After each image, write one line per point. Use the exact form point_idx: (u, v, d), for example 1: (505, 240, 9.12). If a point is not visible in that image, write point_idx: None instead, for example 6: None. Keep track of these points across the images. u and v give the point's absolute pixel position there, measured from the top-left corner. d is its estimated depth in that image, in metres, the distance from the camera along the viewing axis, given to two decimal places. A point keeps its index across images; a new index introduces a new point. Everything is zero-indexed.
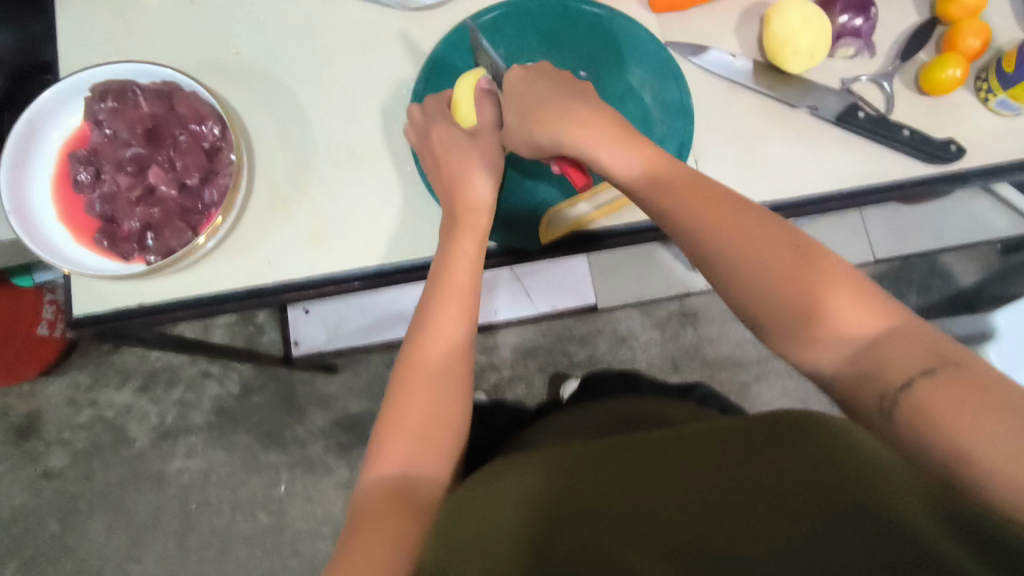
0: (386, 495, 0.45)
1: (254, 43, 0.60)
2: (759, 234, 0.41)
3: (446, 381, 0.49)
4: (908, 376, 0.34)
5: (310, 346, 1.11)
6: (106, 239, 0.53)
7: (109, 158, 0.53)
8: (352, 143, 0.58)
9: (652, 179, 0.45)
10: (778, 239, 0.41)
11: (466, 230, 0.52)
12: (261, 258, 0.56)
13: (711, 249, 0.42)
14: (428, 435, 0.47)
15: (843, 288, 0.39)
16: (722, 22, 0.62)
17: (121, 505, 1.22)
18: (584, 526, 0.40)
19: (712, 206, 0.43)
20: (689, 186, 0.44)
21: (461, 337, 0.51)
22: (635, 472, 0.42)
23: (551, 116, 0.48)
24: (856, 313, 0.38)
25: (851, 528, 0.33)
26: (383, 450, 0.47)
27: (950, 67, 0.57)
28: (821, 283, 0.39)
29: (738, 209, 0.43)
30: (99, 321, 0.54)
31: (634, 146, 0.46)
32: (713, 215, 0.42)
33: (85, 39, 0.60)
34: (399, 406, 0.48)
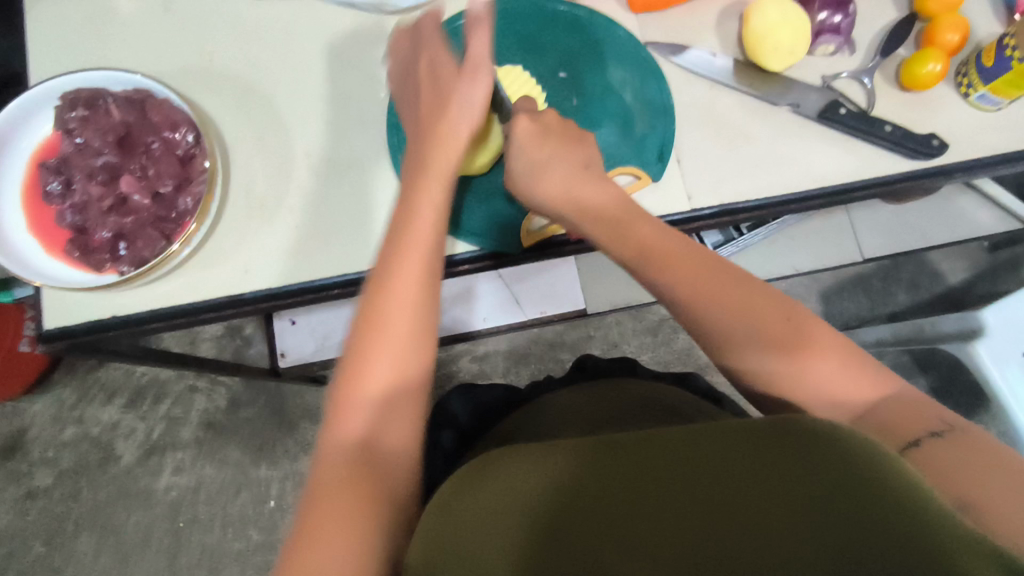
0: (346, 459, 0.43)
1: (231, 48, 0.59)
2: (766, 317, 0.47)
3: (409, 328, 0.46)
4: (915, 436, 0.42)
5: (298, 357, 1.10)
6: (77, 250, 0.51)
7: (79, 168, 0.52)
8: (330, 147, 0.57)
9: (648, 255, 0.50)
10: (774, 318, 0.47)
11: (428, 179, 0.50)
12: (238, 267, 0.55)
13: (702, 315, 0.48)
14: (389, 393, 0.45)
15: (842, 358, 0.45)
16: (701, 21, 0.62)
17: (109, 524, 1.20)
18: (587, 532, 0.39)
19: (711, 283, 0.48)
20: (701, 271, 0.49)
21: (419, 303, 0.47)
22: (646, 460, 0.41)
23: (556, 180, 0.52)
24: (848, 383, 0.45)
25: (848, 543, 0.33)
26: (343, 408, 0.44)
27: (929, 62, 0.58)
28: (825, 357, 0.45)
29: (745, 294, 0.48)
30: (72, 335, 0.53)
31: (633, 224, 0.51)
32: (728, 309, 0.47)
33: (58, 47, 0.59)
34: (351, 380, 0.45)
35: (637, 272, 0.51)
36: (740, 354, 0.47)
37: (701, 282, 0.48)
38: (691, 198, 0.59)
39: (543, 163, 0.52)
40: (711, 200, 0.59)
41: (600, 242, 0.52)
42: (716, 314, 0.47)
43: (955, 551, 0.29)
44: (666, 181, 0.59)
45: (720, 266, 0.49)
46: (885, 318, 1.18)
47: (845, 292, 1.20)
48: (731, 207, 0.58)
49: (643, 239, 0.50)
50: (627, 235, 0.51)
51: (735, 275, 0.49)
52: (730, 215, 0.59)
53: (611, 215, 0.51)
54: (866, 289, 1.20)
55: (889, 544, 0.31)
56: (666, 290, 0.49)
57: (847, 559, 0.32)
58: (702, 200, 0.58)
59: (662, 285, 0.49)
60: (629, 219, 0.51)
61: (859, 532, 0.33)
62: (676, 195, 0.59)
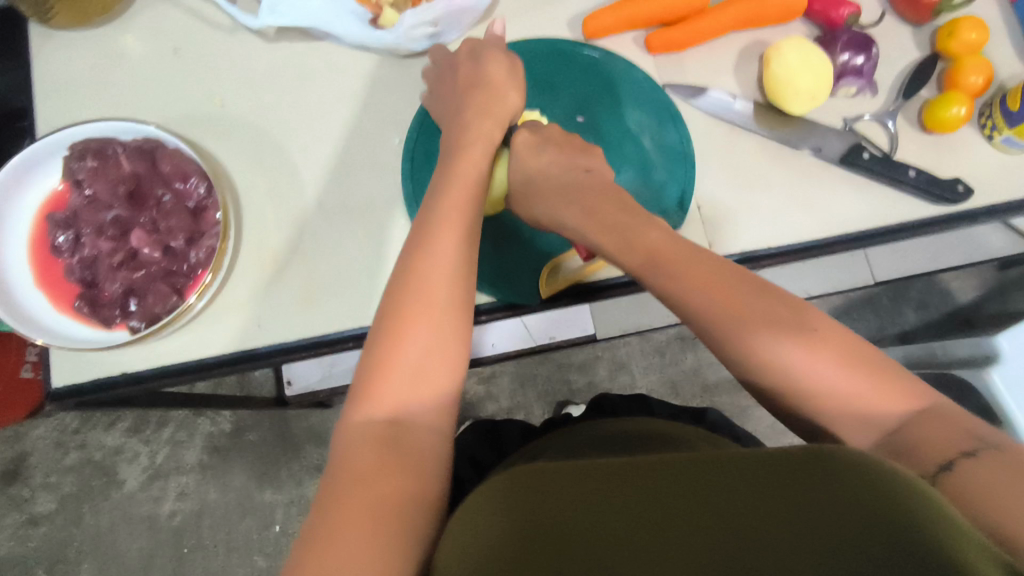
0: (374, 433, 0.41)
1: (241, 92, 0.58)
2: (774, 315, 0.42)
3: (448, 308, 0.44)
4: (947, 458, 0.36)
5: (304, 386, 1.07)
6: (87, 305, 0.50)
7: (89, 223, 0.51)
8: (344, 194, 0.56)
9: (655, 262, 0.46)
10: (785, 319, 0.42)
11: (448, 192, 0.48)
12: (251, 319, 0.54)
13: (702, 317, 0.44)
14: (421, 370, 0.43)
15: (862, 368, 0.40)
16: (719, 63, 0.61)
17: (111, 550, 1.18)
18: (590, 556, 0.35)
19: (717, 284, 0.44)
20: (712, 271, 0.45)
21: (444, 307, 0.44)
22: (653, 479, 0.38)
23: (553, 197, 0.51)
24: (871, 394, 0.40)
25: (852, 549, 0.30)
26: (374, 378, 0.43)
27: (953, 106, 0.57)
28: (841, 364, 0.40)
29: (750, 293, 0.44)
30: (82, 392, 0.52)
31: (639, 230, 0.47)
32: (730, 306, 0.43)
33: (65, 89, 0.58)
34: (365, 398, 0.42)
35: (644, 275, 0.46)
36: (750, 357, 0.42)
37: (708, 288, 0.44)
38: (711, 246, 0.57)
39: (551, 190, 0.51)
40: (733, 248, 0.57)
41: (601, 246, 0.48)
42: (719, 318, 0.43)
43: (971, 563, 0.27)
44: (687, 229, 0.57)
45: (732, 272, 0.45)
46: (895, 338, 1.17)
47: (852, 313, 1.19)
48: (753, 255, 0.57)
49: (650, 246, 0.46)
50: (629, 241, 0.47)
51: (745, 279, 0.44)
52: (753, 262, 0.57)
53: (610, 219, 0.48)
54: (875, 308, 1.19)
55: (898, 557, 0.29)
56: (673, 293, 0.45)
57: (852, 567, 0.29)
58: (723, 247, 0.57)
59: (669, 287, 0.45)
60: (635, 224, 0.47)
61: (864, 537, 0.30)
62: (697, 243, 0.57)
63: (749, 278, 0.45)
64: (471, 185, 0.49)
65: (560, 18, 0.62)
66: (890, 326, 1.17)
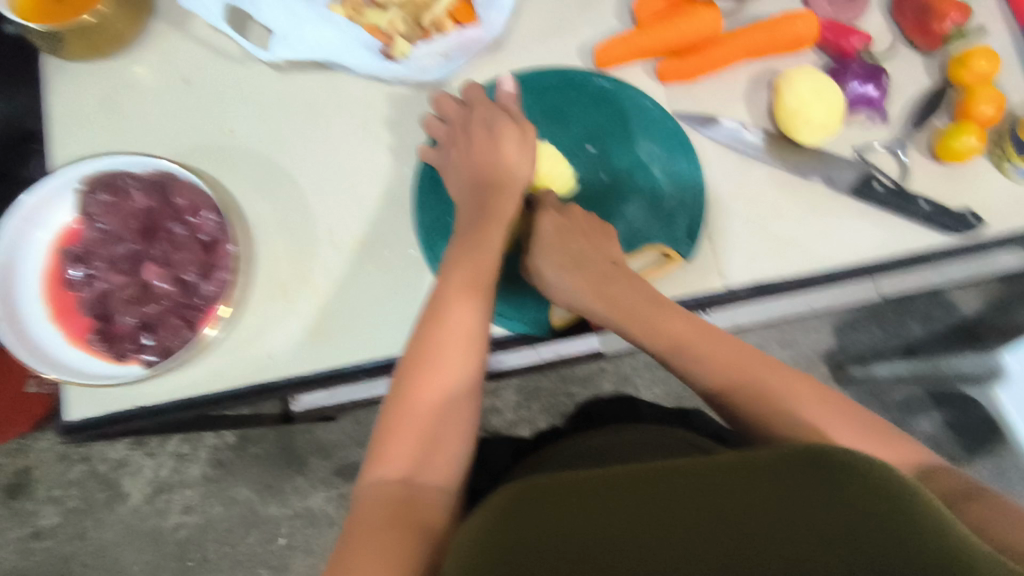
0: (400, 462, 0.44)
1: (253, 122, 0.58)
2: (787, 385, 0.47)
3: (471, 341, 0.48)
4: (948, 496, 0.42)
5: (311, 402, 1.03)
6: (100, 339, 0.50)
7: (103, 256, 0.51)
8: (355, 224, 0.56)
9: (685, 351, 0.49)
10: (800, 392, 0.47)
11: (468, 259, 0.50)
12: (263, 351, 0.54)
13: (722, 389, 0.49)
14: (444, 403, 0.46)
15: (873, 432, 0.46)
16: (728, 92, 0.61)
17: (115, 564, 1.18)
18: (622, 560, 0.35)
19: (732, 359, 0.49)
20: (732, 355, 0.49)
21: (466, 341, 0.48)
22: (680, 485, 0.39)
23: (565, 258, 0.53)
24: (886, 452, 0.45)
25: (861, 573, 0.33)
26: (402, 408, 0.46)
27: (965, 136, 0.57)
28: (855, 431, 0.45)
29: (765, 373, 0.48)
30: (94, 426, 0.52)
31: (666, 319, 0.50)
32: (742, 376, 0.48)
33: (75, 118, 0.58)
34: (383, 454, 0.45)
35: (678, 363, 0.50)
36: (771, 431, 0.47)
37: (727, 366, 0.49)
38: (723, 276, 0.57)
39: (569, 268, 0.53)
40: (744, 277, 0.57)
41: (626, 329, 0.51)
42: (739, 394, 0.48)
43: None
44: (698, 258, 0.57)
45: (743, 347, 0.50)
46: (900, 350, 1.18)
47: (861, 324, 1.19)
48: (764, 284, 0.57)
49: (677, 335, 0.50)
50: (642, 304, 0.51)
51: (758, 356, 0.49)
52: (763, 292, 0.57)
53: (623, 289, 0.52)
54: (881, 322, 1.19)
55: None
56: (707, 376, 0.49)
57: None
58: (735, 277, 0.57)
59: (702, 371, 0.49)
60: (660, 315, 0.50)
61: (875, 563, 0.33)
62: (708, 273, 0.57)
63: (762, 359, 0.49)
64: (487, 257, 0.50)
65: (570, 46, 0.62)
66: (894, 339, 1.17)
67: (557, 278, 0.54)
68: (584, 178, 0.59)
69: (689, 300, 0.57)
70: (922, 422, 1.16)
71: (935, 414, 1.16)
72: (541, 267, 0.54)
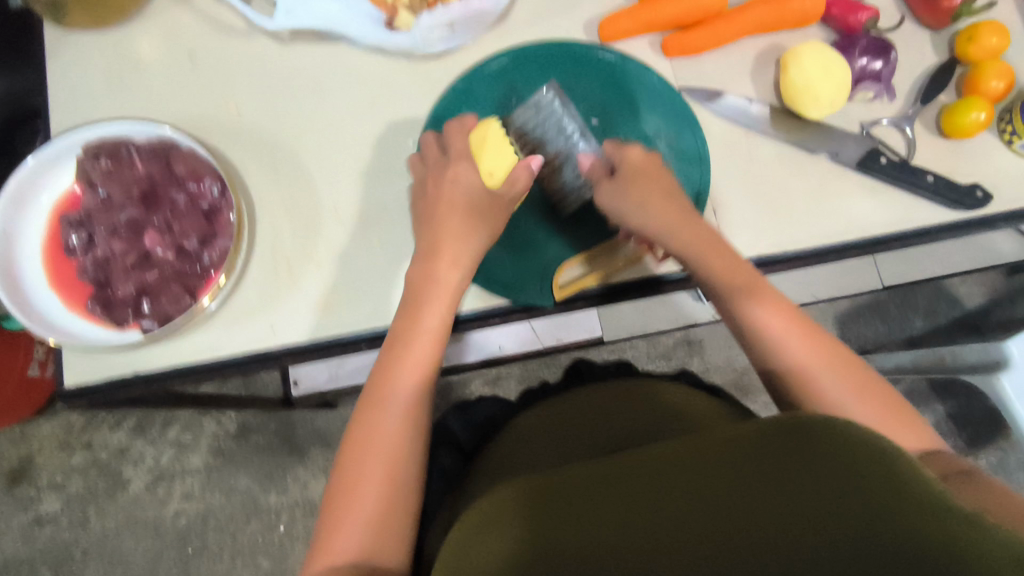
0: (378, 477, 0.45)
1: (254, 95, 0.58)
2: (816, 348, 0.48)
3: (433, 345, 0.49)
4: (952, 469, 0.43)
5: (311, 386, 1.07)
6: (99, 306, 0.50)
7: (102, 222, 0.50)
8: (355, 197, 0.56)
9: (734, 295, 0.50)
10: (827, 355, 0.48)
11: (429, 308, 0.49)
12: (264, 323, 0.53)
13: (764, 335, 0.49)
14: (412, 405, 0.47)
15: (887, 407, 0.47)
16: (735, 68, 0.61)
17: (115, 552, 1.18)
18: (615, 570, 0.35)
19: (775, 313, 0.49)
20: (782, 316, 0.49)
21: (432, 340, 0.49)
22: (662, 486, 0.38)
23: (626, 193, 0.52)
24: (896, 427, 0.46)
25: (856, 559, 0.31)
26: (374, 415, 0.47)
27: (974, 111, 0.56)
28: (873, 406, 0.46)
29: (803, 341, 0.48)
30: (94, 394, 0.51)
31: (721, 263, 0.51)
32: (781, 324, 0.49)
33: (77, 91, 0.58)
34: (357, 471, 0.45)
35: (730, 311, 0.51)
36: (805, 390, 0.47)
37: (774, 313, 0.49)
38: None
39: (641, 203, 0.51)
40: (748, 253, 0.57)
41: (694, 267, 0.51)
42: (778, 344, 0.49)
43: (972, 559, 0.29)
44: None
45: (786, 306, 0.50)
46: (902, 343, 1.17)
47: (863, 317, 1.17)
48: (768, 260, 0.57)
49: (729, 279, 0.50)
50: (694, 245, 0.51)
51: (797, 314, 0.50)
52: (767, 267, 0.57)
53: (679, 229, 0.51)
54: (883, 315, 1.18)
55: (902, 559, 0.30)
56: (761, 330, 0.49)
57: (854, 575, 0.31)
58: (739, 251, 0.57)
59: (756, 325, 0.49)
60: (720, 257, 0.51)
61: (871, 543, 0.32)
62: None
63: (807, 325, 0.49)
64: (457, 275, 0.50)
65: (576, 22, 0.61)
66: (898, 333, 1.16)
67: (630, 213, 0.52)
68: None
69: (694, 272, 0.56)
70: (924, 415, 1.16)
71: (938, 407, 1.15)
72: (609, 197, 0.52)
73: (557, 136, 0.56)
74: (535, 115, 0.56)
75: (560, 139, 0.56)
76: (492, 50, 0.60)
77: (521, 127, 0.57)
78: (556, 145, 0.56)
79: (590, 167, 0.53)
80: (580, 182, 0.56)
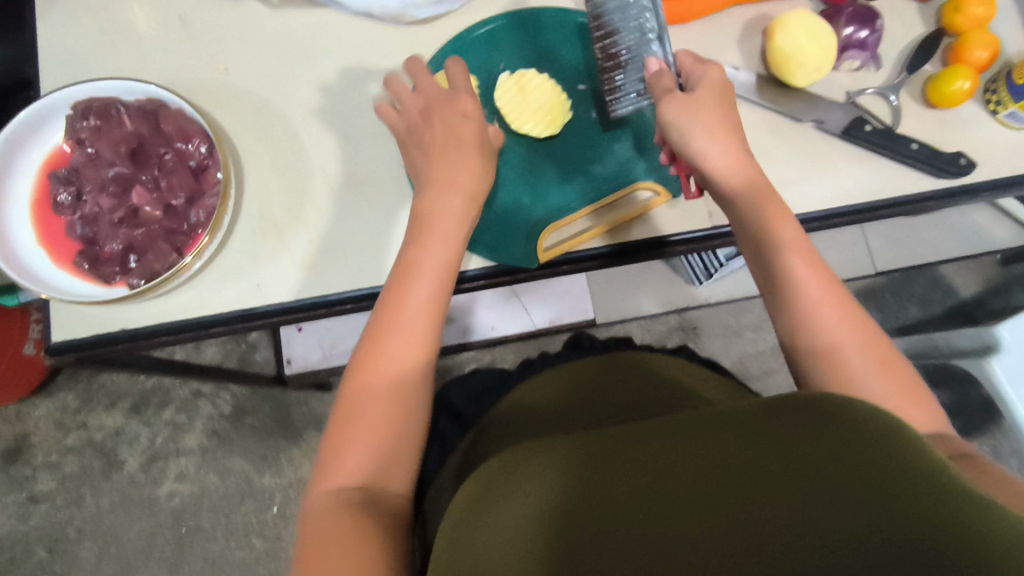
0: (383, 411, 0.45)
1: (245, 59, 0.58)
2: (843, 316, 0.48)
3: (440, 277, 0.48)
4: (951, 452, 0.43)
5: (304, 364, 1.07)
6: (87, 262, 0.51)
7: (90, 179, 0.51)
8: (344, 159, 0.56)
9: (778, 247, 0.50)
10: (851, 323, 0.47)
11: (437, 239, 0.49)
12: (250, 283, 0.54)
13: (793, 295, 0.49)
14: (418, 338, 0.47)
15: (903, 391, 0.45)
16: (722, 37, 0.61)
17: (109, 532, 1.16)
18: (618, 538, 0.34)
19: (813, 271, 0.49)
20: (816, 271, 0.49)
21: (439, 275, 0.48)
22: (672, 456, 0.37)
23: (701, 113, 0.50)
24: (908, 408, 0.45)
25: (866, 526, 0.29)
26: (375, 351, 0.46)
27: (957, 80, 0.56)
28: (891, 388, 0.45)
29: (831, 300, 0.48)
30: (80, 347, 0.52)
31: (771, 212, 0.50)
32: (817, 282, 0.48)
33: (71, 54, 0.58)
34: (350, 412, 0.45)
35: (765, 258, 0.51)
36: (822, 349, 0.47)
37: (813, 267, 0.49)
38: (711, 215, 0.58)
39: (712, 130, 0.50)
40: None
41: (745, 215, 0.51)
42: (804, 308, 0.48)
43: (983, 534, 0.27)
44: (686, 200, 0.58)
45: (825, 266, 0.50)
46: (897, 331, 1.17)
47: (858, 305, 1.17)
48: None
49: (777, 229, 0.50)
50: (752, 186, 0.51)
51: (836, 277, 0.50)
52: None
53: (740, 164, 0.51)
54: (879, 304, 1.18)
55: (916, 528, 0.28)
56: (794, 288, 0.49)
57: (861, 543, 0.29)
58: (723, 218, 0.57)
59: (790, 280, 0.49)
60: (773, 205, 0.50)
61: (881, 510, 0.30)
62: (696, 213, 0.58)
63: (838, 286, 0.49)
64: (465, 211, 0.50)
65: None
66: (893, 321, 1.17)
67: (696, 135, 0.50)
68: (575, 118, 0.59)
69: (677, 237, 0.57)
70: None
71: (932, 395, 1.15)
72: (675, 112, 0.50)
73: (637, 30, 0.54)
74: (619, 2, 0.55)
75: (635, 34, 0.54)
76: (482, 16, 0.60)
77: (601, 6, 0.55)
78: (629, 37, 0.55)
79: (656, 71, 0.52)
80: (640, 86, 0.55)
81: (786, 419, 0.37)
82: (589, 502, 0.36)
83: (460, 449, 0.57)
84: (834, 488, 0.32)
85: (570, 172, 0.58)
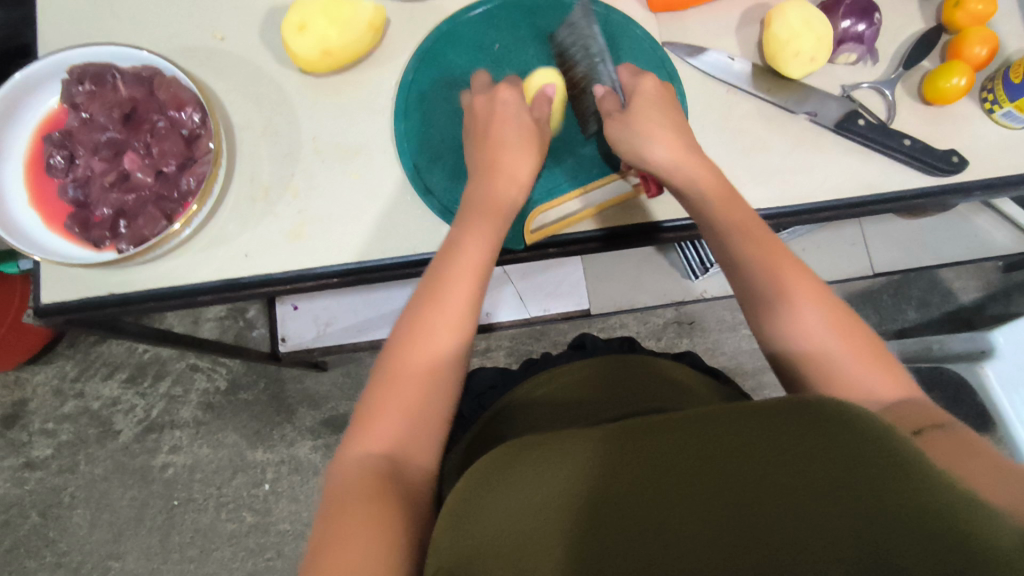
0: (414, 384, 0.45)
1: (243, 29, 0.58)
2: (817, 291, 0.47)
3: (486, 273, 0.50)
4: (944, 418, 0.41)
5: (298, 343, 1.06)
6: (76, 225, 0.51)
7: (84, 142, 0.51)
8: (338, 132, 0.57)
9: (748, 238, 0.49)
10: (818, 292, 0.47)
11: (477, 232, 0.50)
12: (236, 251, 0.54)
13: (767, 284, 0.48)
14: (451, 320, 0.47)
15: (878, 364, 0.44)
16: (719, 25, 0.61)
17: (103, 499, 1.17)
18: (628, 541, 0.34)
19: (787, 267, 0.48)
20: (785, 260, 0.49)
21: (475, 270, 0.49)
22: (673, 456, 0.36)
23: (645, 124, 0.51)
24: (879, 378, 0.44)
25: (874, 539, 0.29)
26: (409, 337, 0.47)
27: (952, 77, 0.56)
28: (863, 361, 0.44)
29: (801, 279, 0.48)
30: (69, 310, 0.53)
31: (746, 220, 0.50)
32: (786, 271, 0.48)
33: (70, 18, 0.58)
34: (379, 385, 0.46)
35: (724, 249, 0.50)
36: (787, 324, 0.47)
37: (780, 260, 0.48)
38: None
39: (653, 135, 0.51)
40: None
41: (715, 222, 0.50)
42: (784, 302, 0.47)
43: (986, 550, 0.27)
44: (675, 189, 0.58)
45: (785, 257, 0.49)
46: (893, 333, 1.17)
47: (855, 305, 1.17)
48: None
49: (740, 224, 0.50)
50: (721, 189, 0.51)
51: (804, 268, 0.49)
52: None
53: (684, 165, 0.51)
54: (876, 305, 1.17)
55: (918, 541, 0.29)
56: (771, 272, 0.48)
57: (867, 555, 0.29)
58: None
59: (766, 271, 0.48)
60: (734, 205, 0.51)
61: (884, 524, 0.30)
62: None
63: (811, 277, 0.48)
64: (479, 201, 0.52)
65: None
66: (890, 322, 1.16)
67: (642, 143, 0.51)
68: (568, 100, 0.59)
69: (665, 224, 0.57)
70: None
71: None
72: (618, 130, 0.53)
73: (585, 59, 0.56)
74: (569, 34, 0.57)
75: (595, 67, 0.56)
76: None
77: (561, 43, 0.58)
78: (581, 68, 0.56)
79: (602, 96, 0.54)
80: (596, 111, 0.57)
81: (789, 417, 0.36)
82: (596, 501, 0.35)
83: (461, 449, 0.57)
84: (837, 498, 0.32)
85: (559, 153, 0.58)
